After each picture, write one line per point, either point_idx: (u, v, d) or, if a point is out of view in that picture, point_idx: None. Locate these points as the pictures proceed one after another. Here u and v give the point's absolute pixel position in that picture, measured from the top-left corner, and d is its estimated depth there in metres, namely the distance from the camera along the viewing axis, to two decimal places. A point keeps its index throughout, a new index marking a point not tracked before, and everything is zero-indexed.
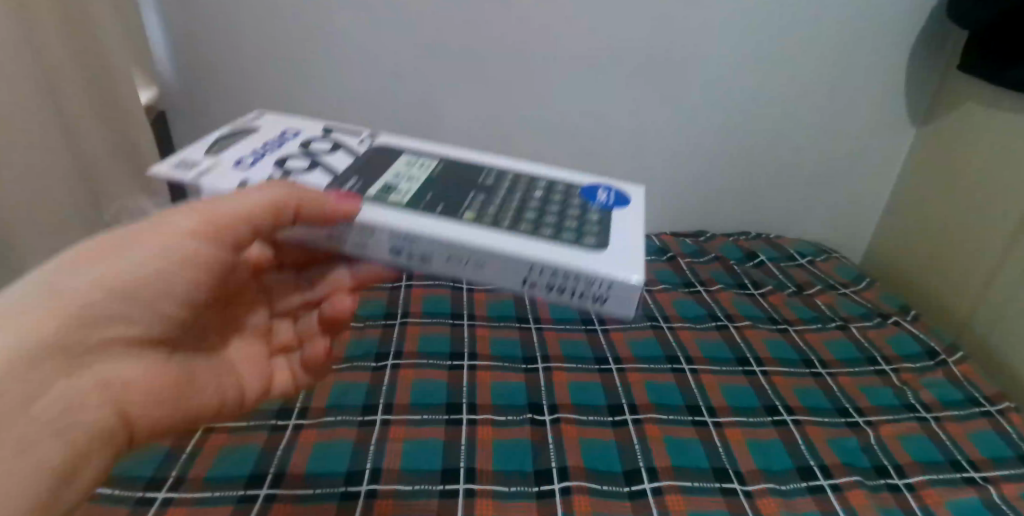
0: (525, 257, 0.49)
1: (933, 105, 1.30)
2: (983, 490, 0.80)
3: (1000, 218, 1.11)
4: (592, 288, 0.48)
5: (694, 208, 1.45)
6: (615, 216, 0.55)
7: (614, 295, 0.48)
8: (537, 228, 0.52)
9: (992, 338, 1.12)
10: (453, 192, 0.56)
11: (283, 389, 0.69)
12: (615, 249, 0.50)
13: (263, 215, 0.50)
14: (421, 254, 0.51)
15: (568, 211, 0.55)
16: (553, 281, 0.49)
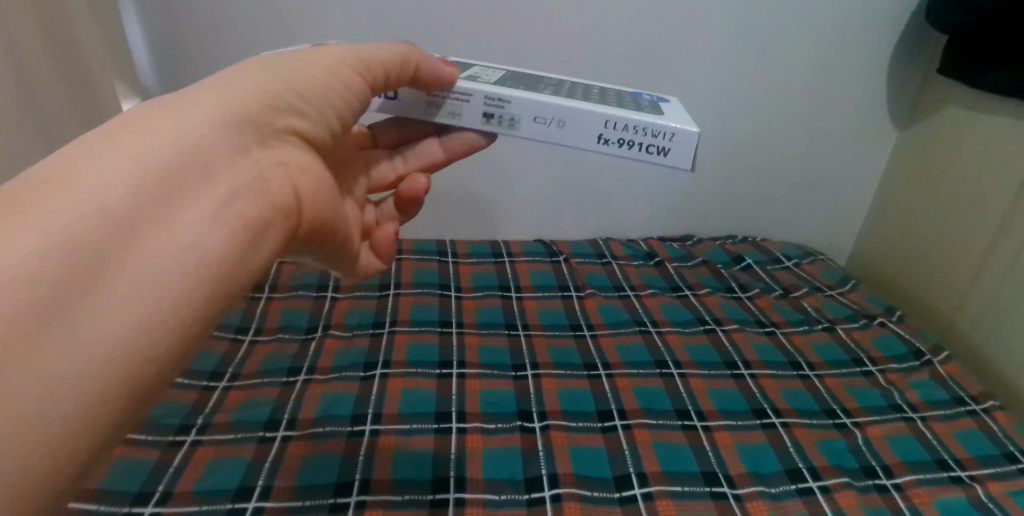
0: (599, 113, 0.56)
1: (914, 108, 1.32)
2: (970, 489, 0.81)
3: (982, 219, 1.13)
4: (651, 135, 0.56)
5: (681, 213, 1.46)
6: (665, 101, 0.64)
7: (670, 142, 0.56)
8: (604, 100, 0.60)
9: (975, 337, 1.13)
10: (527, 80, 0.64)
11: (357, 267, 0.62)
12: (672, 114, 0.59)
13: (395, 63, 0.56)
14: (511, 117, 0.59)
15: (623, 96, 0.64)
16: (622, 134, 0.56)
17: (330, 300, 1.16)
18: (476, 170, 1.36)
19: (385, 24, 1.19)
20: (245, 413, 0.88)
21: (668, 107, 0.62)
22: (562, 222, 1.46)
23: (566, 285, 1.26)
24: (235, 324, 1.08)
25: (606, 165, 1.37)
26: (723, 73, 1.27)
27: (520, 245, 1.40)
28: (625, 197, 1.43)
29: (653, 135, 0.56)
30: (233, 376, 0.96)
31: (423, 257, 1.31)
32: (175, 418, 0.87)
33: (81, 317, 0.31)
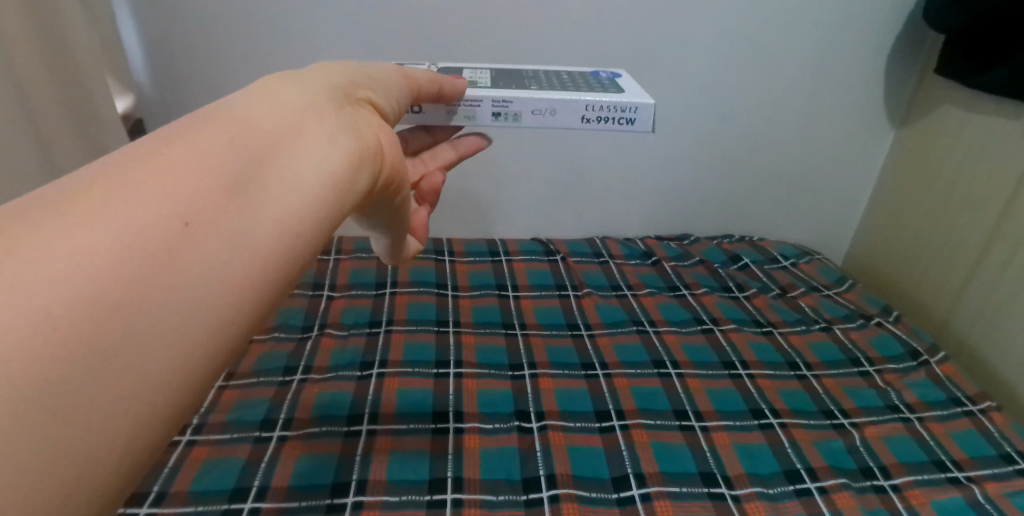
0: (579, 98, 0.54)
1: (910, 109, 1.33)
2: (966, 489, 0.81)
3: (978, 219, 1.13)
4: (625, 109, 0.54)
5: (678, 212, 1.46)
6: (622, 76, 0.61)
7: (644, 112, 0.54)
8: (574, 86, 0.57)
9: (970, 337, 1.14)
10: (508, 78, 0.60)
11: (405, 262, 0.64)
12: (633, 89, 0.57)
13: (426, 84, 0.50)
14: (510, 114, 0.55)
15: (585, 78, 0.61)
16: (602, 112, 0.54)
17: (325, 299, 1.15)
18: (474, 168, 1.35)
19: (382, 21, 1.17)
20: (240, 413, 0.88)
21: (626, 81, 0.60)
22: (559, 221, 1.45)
23: (564, 284, 1.25)
24: None
25: (605, 163, 1.37)
26: (720, 73, 1.27)
27: (516, 244, 1.39)
28: (623, 196, 1.42)
29: (627, 108, 0.54)
30: (227, 375, 0.95)
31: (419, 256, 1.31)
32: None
33: (183, 258, 0.27)
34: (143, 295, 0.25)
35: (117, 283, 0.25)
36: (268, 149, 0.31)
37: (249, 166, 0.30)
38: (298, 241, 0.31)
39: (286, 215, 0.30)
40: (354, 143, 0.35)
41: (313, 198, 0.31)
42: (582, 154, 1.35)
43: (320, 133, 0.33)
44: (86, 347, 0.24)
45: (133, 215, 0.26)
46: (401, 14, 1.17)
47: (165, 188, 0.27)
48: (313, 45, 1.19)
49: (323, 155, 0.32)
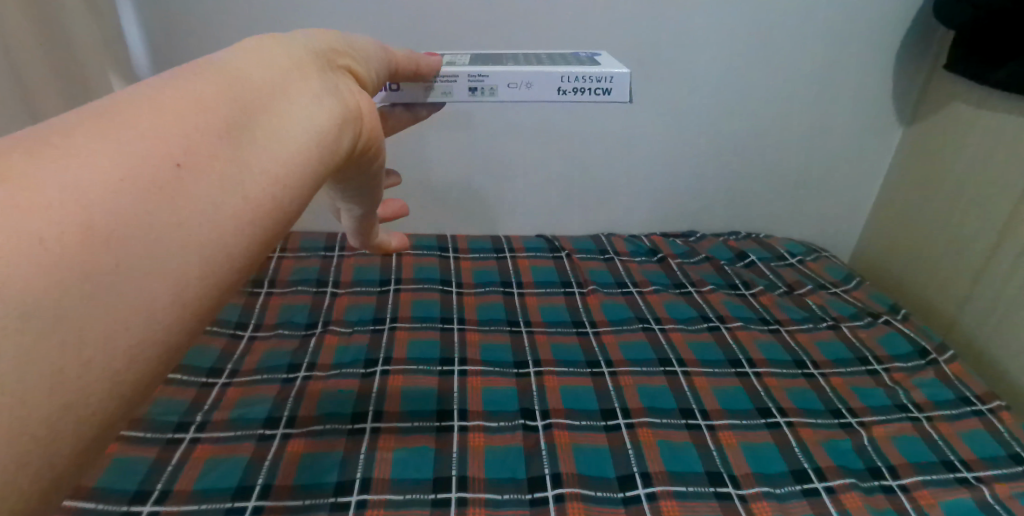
0: (554, 70, 0.49)
1: (918, 105, 1.31)
2: (976, 490, 0.80)
3: (988, 217, 1.11)
4: (601, 78, 0.49)
5: (683, 209, 1.45)
6: (600, 54, 0.57)
7: (620, 81, 0.49)
8: (550, 61, 0.52)
9: (980, 336, 1.12)
10: (487, 57, 0.55)
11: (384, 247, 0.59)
12: (610, 62, 0.52)
13: (413, 70, 0.44)
14: (485, 88, 0.49)
15: (561, 55, 0.56)
16: (577, 83, 0.49)
17: (330, 296, 1.15)
18: (477, 165, 1.34)
19: (386, 16, 1.16)
20: (244, 411, 0.87)
21: (603, 56, 0.56)
22: (564, 217, 1.45)
23: (569, 281, 1.24)
24: (234, 319, 1.07)
25: (610, 159, 1.36)
26: (726, 68, 1.25)
27: (521, 241, 1.39)
28: (629, 193, 1.41)
29: (602, 78, 0.49)
30: (231, 372, 0.95)
31: (424, 253, 1.30)
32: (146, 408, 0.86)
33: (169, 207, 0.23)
34: (144, 227, 0.22)
35: (113, 213, 0.22)
36: (260, 96, 0.27)
37: (238, 110, 0.26)
38: (295, 197, 0.27)
39: (282, 165, 0.26)
40: (343, 104, 0.30)
41: (311, 150, 0.27)
42: (587, 152, 1.34)
43: (314, 86, 0.30)
44: (85, 276, 0.21)
45: (127, 146, 0.23)
46: (404, 9, 1.16)
47: (154, 125, 0.24)
48: None
49: (318, 109, 0.29)
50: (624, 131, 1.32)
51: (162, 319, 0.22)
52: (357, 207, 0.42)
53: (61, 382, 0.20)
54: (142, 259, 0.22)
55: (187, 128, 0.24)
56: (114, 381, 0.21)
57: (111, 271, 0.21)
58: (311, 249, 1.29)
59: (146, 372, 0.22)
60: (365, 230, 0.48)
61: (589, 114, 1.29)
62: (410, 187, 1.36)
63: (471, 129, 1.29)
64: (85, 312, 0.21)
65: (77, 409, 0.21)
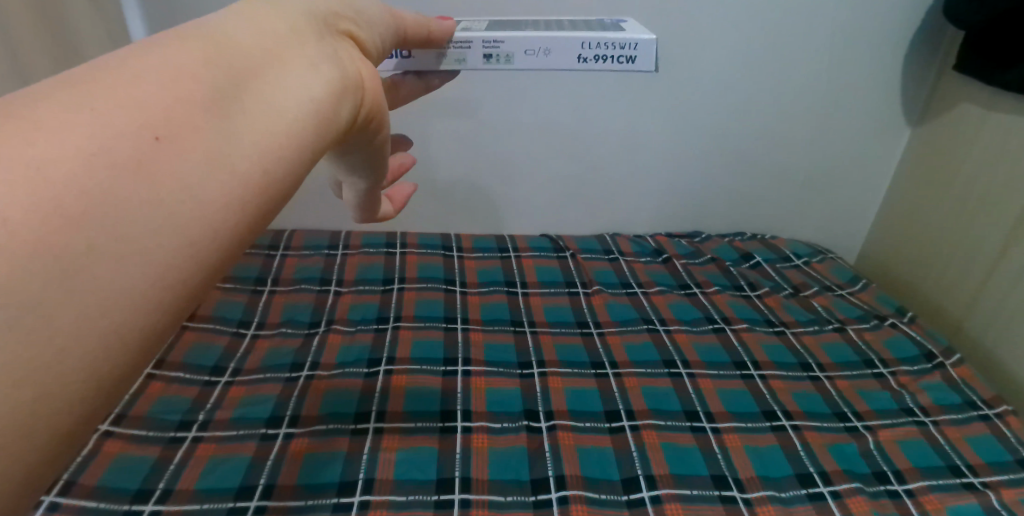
0: (573, 35, 0.46)
1: (928, 105, 1.30)
2: (983, 496, 0.80)
3: (999, 218, 1.10)
4: (624, 45, 0.46)
5: (689, 209, 1.44)
6: (625, 22, 0.54)
7: (646, 48, 0.46)
8: (571, 27, 0.50)
9: (988, 338, 1.11)
10: (509, 22, 0.54)
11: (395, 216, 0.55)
12: (635, 28, 0.49)
13: (422, 36, 0.41)
14: (502, 53, 0.48)
15: (586, 22, 0.54)
16: (599, 50, 0.47)
17: (333, 295, 1.14)
18: (482, 163, 1.33)
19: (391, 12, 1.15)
20: (247, 409, 0.87)
21: (630, 24, 0.53)
22: (568, 216, 1.44)
23: (573, 282, 1.24)
24: (236, 318, 1.07)
25: (614, 159, 1.35)
26: (733, 68, 1.24)
27: (525, 240, 1.38)
28: (634, 192, 1.40)
29: (627, 44, 0.46)
30: (234, 371, 0.95)
31: (427, 252, 1.29)
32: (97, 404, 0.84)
33: (146, 188, 0.20)
34: (119, 205, 0.19)
35: (81, 188, 0.18)
36: (250, 62, 0.24)
37: (225, 78, 0.23)
38: (292, 173, 0.24)
39: (275, 139, 0.23)
40: (346, 72, 0.27)
41: (306, 123, 0.24)
42: (592, 150, 1.33)
43: (311, 51, 0.26)
44: (54, 263, 0.18)
45: (99, 114, 0.20)
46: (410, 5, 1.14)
47: (131, 91, 0.21)
48: None
49: (315, 76, 0.25)
50: (629, 130, 1.31)
51: (144, 309, 0.20)
52: (363, 178, 0.38)
53: (29, 382, 0.18)
54: (120, 242, 0.19)
55: (169, 97, 0.21)
56: (90, 379, 0.19)
57: (82, 257, 0.18)
58: (314, 247, 1.28)
59: (127, 368, 0.20)
60: (371, 205, 0.43)
61: (594, 113, 1.28)
62: (414, 186, 1.36)
63: (477, 128, 1.28)
64: (53, 303, 0.18)
65: (48, 410, 0.18)
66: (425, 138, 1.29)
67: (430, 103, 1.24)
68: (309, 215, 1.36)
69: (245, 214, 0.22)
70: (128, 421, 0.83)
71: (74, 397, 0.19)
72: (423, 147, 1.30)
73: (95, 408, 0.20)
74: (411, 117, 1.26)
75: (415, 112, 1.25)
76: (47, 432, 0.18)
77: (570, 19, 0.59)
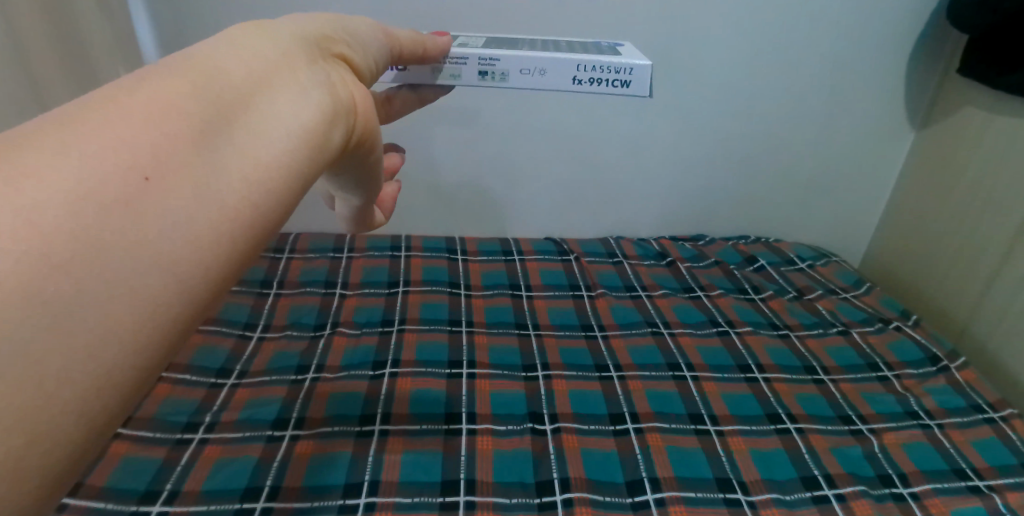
0: (570, 57, 0.46)
1: (930, 112, 1.31)
2: (988, 498, 0.79)
3: (1003, 220, 1.10)
4: (620, 69, 0.47)
5: (693, 212, 1.44)
6: (620, 46, 0.55)
7: (641, 73, 0.47)
8: (568, 49, 0.50)
9: (993, 342, 1.11)
10: (506, 42, 0.54)
11: None
12: (630, 54, 0.50)
13: (419, 49, 0.42)
14: (499, 72, 0.48)
15: (581, 44, 0.55)
16: (595, 73, 0.47)
17: (337, 297, 1.15)
18: (486, 167, 1.34)
19: (396, 17, 1.16)
20: (252, 412, 0.88)
21: (626, 47, 0.54)
22: (573, 220, 1.44)
23: (578, 284, 1.24)
24: (242, 320, 1.07)
25: (619, 162, 1.35)
26: (738, 70, 1.25)
27: (529, 243, 1.38)
28: (637, 196, 1.41)
29: (622, 69, 0.47)
30: (241, 373, 0.95)
31: (432, 255, 1.30)
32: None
33: (133, 228, 0.21)
34: (107, 244, 0.20)
35: (72, 229, 0.19)
36: (241, 93, 0.25)
37: (215, 110, 0.24)
38: (280, 201, 0.25)
39: (264, 170, 0.24)
40: (336, 97, 0.28)
41: (296, 150, 0.25)
42: (596, 154, 1.34)
43: (301, 76, 0.27)
44: (43, 305, 0.19)
45: (87, 158, 0.21)
46: (415, 11, 1.16)
47: (120, 130, 0.22)
48: None
49: (305, 103, 0.26)
50: (633, 134, 1.31)
51: (132, 342, 0.20)
52: (355, 195, 0.39)
53: (23, 418, 0.18)
54: (108, 284, 0.20)
55: (157, 137, 0.22)
56: (82, 409, 0.20)
57: (71, 299, 0.19)
58: (321, 250, 1.29)
59: (118, 396, 0.21)
60: (362, 218, 0.43)
61: (599, 116, 1.28)
62: (419, 190, 1.37)
63: (483, 132, 1.29)
64: (43, 343, 0.19)
65: (44, 443, 0.19)
66: (428, 143, 1.30)
67: (433, 107, 1.25)
68: (316, 218, 1.37)
69: (235, 244, 0.23)
70: (135, 423, 0.84)
71: (70, 428, 0.19)
72: (428, 150, 1.31)
73: (87, 436, 0.20)
74: (416, 122, 1.27)
75: (421, 116, 1.26)
76: (44, 458, 0.19)
77: (569, 39, 0.60)
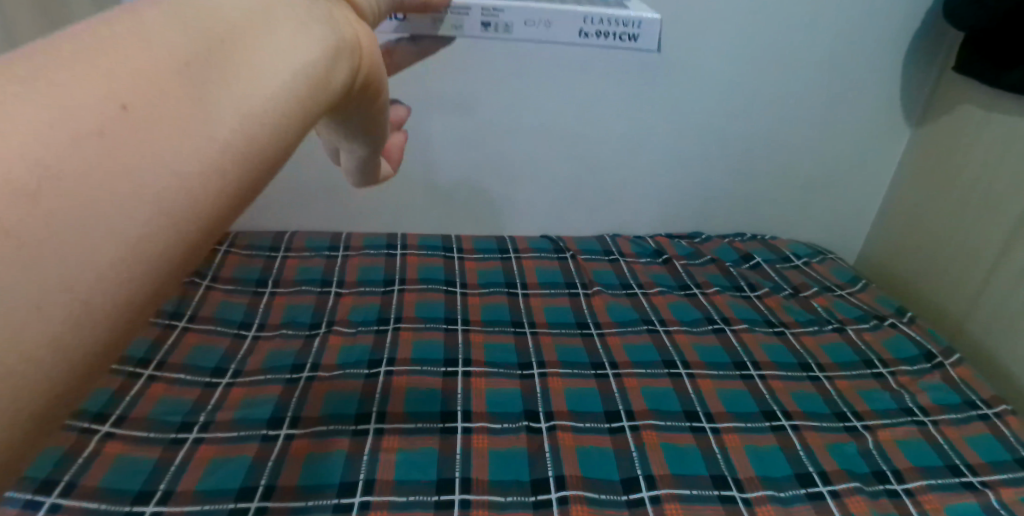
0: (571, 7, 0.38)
1: (927, 109, 1.31)
2: (982, 494, 0.80)
3: (1000, 216, 1.10)
4: (627, 22, 0.39)
5: (689, 210, 1.44)
6: None
7: (649, 27, 0.39)
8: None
9: (989, 338, 1.11)
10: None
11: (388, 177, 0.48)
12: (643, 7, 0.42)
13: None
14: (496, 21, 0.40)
15: None
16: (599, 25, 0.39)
17: (333, 295, 1.15)
18: (483, 165, 1.34)
19: None
20: (248, 411, 0.87)
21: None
22: (569, 217, 1.44)
23: (573, 282, 1.24)
24: (237, 319, 1.07)
25: (615, 160, 1.35)
26: (735, 68, 1.25)
27: (526, 241, 1.38)
28: (633, 193, 1.40)
29: (630, 21, 0.38)
30: (235, 373, 0.95)
31: (427, 253, 1.30)
32: (93, 405, 0.85)
33: (106, 173, 0.17)
34: (90, 179, 0.17)
35: (44, 158, 0.16)
36: (234, 28, 0.22)
37: (204, 46, 0.21)
38: (279, 146, 0.21)
39: (260, 108, 0.20)
40: (341, 34, 0.25)
41: (298, 88, 0.22)
42: (592, 151, 1.34)
43: (302, 10, 0.24)
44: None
45: (55, 89, 0.17)
46: None
47: (93, 57, 0.18)
48: None
49: (306, 37, 0.23)
50: (630, 131, 1.31)
51: (97, 323, 0.17)
52: (358, 146, 0.32)
53: None
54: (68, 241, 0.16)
55: (140, 68, 0.19)
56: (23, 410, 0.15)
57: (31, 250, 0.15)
58: (316, 248, 1.29)
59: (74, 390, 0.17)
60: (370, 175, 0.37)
61: (595, 113, 1.28)
62: (415, 189, 1.36)
63: (481, 129, 1.29)
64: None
65: None
66: (425, 140, 1.29)
67: (430, 106, 1.25)
68: (311, 216, 1.36)
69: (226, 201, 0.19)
70: (130, 423, 0.84)
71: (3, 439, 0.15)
72: (423, 148, 1.30)
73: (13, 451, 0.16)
74: (411, 118, 1.26)
75: (418, 114, 1.25)
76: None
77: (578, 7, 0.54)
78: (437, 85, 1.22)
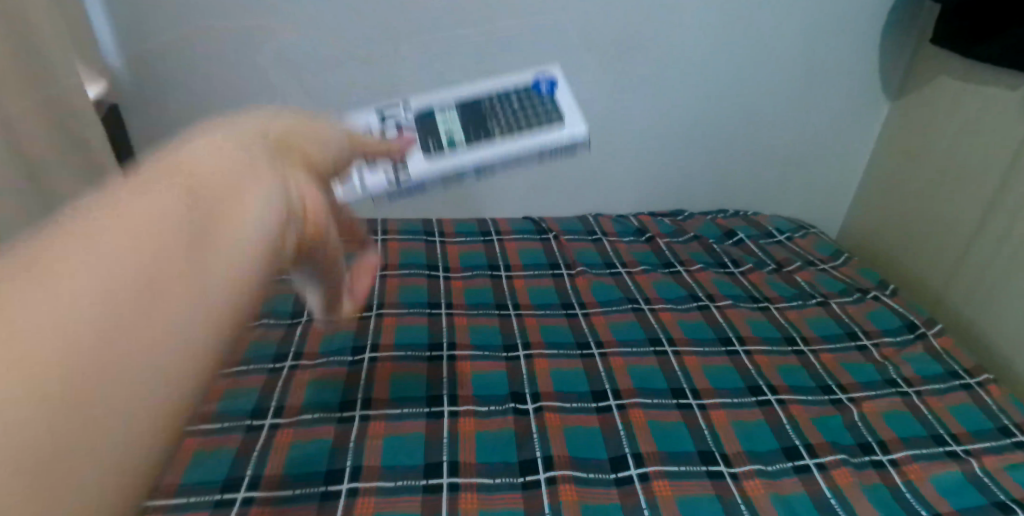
0: None
1: (905, 82, 1.31)
2: (965, 463, 0.81)
3: (979, 186, 1.11)
4: None
5: (672, 188, 1.43)
6: None
7: None
8: None
9: (968, 307, 1.13)
10: None
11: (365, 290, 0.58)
12: None
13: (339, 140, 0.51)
14: None
15: None
16: None
17: None
18: None
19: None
20: (231, 403, 0.86)
21: None
22: (552, 198, 1.42)
23: (557, 263, 1.23)
24: None
25: (596, 139, 1.34)
26: (714, 43, 1.24)
27: (508, 223, 1.36)
28: (615, 173, 1.39)
29: None
30: None
31: (409, 237, 1.28)
32: None
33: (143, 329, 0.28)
34: (127, 338, 0.28)
35: (97, 312, 0.27)
36: (216, 196, 0.36)
37: (198, 225, 0.34)
38: (247, 302, 0.34)
39: (230, 259, 0.34)
40: (289, 202, 0.41)
41: (258, 244, 0.36)
42: None
43: (260, 178, 0.40)
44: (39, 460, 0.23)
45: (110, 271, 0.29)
46: None
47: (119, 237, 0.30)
48: (295, 25, 1.13)
49: (267, 211, 0.38)
50: (610, 110, 1.30)
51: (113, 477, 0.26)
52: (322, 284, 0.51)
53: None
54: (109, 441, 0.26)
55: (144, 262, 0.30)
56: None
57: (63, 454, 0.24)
58: None
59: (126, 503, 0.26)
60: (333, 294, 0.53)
61: (576, 92, 1.27)
62: None
63: None
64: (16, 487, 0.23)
65: None
66: None
67: (405, 87, 1.22)
68: None
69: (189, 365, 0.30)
70: None
71: None
72: None
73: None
74: (386, 100, 1.23)
75: (393, 96, 1.23)
76: None
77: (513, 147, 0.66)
78: (412, 66, 1.20)
